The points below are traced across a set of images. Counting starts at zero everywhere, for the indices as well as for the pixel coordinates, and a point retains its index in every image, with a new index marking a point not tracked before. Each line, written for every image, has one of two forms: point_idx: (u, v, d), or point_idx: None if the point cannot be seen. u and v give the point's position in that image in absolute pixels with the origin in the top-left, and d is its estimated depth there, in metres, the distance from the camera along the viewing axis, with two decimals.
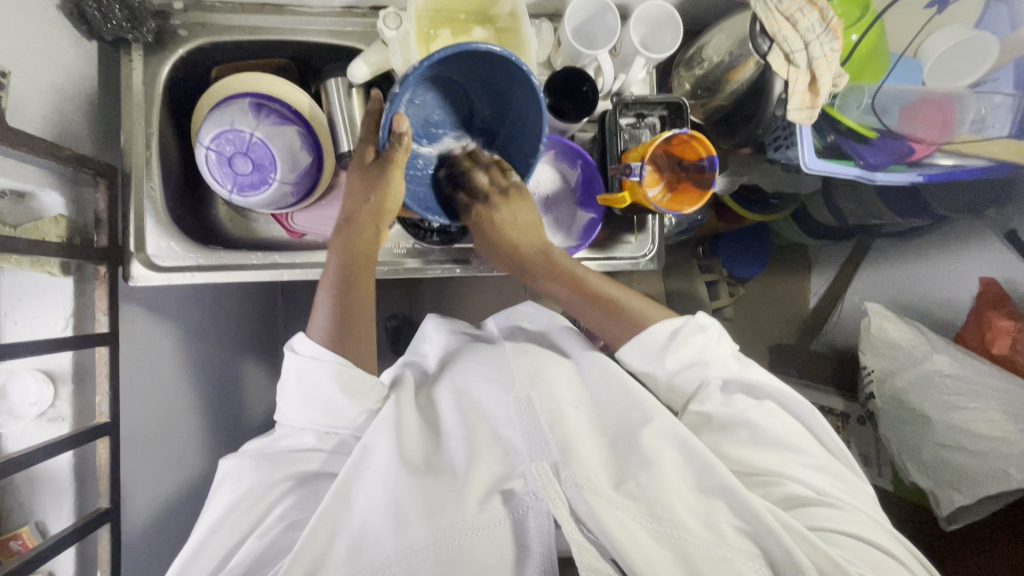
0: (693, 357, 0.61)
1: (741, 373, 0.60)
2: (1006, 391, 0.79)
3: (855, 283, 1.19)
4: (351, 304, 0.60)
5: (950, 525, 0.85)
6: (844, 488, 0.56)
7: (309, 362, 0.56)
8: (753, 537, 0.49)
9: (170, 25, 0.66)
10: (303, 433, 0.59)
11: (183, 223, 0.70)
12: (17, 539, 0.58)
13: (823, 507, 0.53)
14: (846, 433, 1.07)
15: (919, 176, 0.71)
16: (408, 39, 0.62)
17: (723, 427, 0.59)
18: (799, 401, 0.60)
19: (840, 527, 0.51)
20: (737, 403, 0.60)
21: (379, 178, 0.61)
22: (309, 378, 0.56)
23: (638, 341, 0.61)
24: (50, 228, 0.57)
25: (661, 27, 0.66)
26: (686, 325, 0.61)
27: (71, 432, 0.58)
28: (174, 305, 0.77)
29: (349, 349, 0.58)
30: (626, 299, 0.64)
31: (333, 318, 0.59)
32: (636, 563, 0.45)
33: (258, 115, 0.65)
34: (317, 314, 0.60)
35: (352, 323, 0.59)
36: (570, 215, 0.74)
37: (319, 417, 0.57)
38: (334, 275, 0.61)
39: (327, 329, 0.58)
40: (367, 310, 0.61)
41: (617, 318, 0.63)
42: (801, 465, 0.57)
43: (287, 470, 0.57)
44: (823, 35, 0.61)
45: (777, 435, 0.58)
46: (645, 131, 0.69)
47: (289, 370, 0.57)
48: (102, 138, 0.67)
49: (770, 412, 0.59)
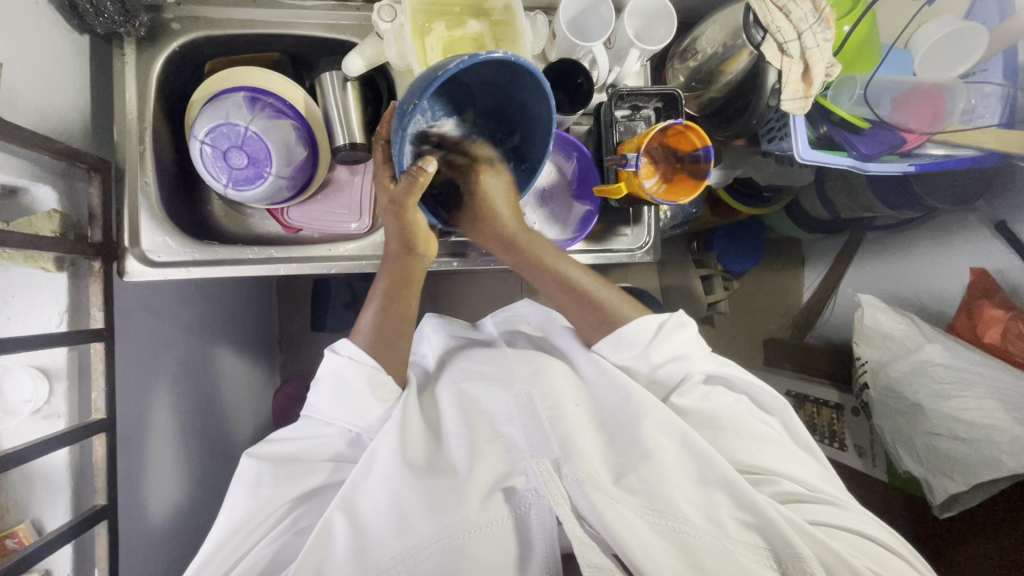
0: (675, 351, 0.63)
1: (721, 370, 0.62)
2: (997, 379, 0.80)
3: (848, 276, 1.21)
4: (398, 317, 0.62)
5: (944, 513, 0.86)
6: (826, 481, 0.58)
7: (348, 363, 0.57)
8: (759, 531, 0.49)
9: (162, 19, 0.66)
10: (324, 427, 0.59)
11: (178, 219, 0.69)
12: (12, 538, 0.57)
13: (814, 502, 0.55)
14: (840, 425, 1.08)
15: (910, 167, 0.71)
16: (403, 31, 0.62)
17: (709, 423, 0.59)
18: (775, 396, 0.61)
19: (835, 521, 0.53)
20: (715, 399, 0.61)
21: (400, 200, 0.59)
22: (345, 377, 0.57)
23: (621, 337, 0.62)
24: (44, 223, 0.56)
25: (655, 19, 0.67)
26: (669, 320, 0.63)
27: (67, 428, 0.57)
28: (169, 302, 0.77)
29: (387, 353, 0.60)
30: (602, 295, 0.65)
31: (375, 328, 0.60)
32: (641, 561, 0.45)
33: (253, 109, 0.65)
34: (362, 318, 0.62)
35: (393, 334, 0.61)
36: (566, 208, 0.74)
37: (348, 416, 0.57)
38: (383, 292, 0.63)
39: (367, 335, 0.60)
40: (410, 319, 0.63)
41: (598, 321, 0.65)
42: (787, 459, 0.57)
43: (290, 466, 0.57)
44: (816, 25, 0.63)
45: (764, 429, 0.59)
46: (640, 123, 0.70)
47: (326, 368, 0.58)
48: (94, 132, 0.66)
49: (747, 410, 0.61)
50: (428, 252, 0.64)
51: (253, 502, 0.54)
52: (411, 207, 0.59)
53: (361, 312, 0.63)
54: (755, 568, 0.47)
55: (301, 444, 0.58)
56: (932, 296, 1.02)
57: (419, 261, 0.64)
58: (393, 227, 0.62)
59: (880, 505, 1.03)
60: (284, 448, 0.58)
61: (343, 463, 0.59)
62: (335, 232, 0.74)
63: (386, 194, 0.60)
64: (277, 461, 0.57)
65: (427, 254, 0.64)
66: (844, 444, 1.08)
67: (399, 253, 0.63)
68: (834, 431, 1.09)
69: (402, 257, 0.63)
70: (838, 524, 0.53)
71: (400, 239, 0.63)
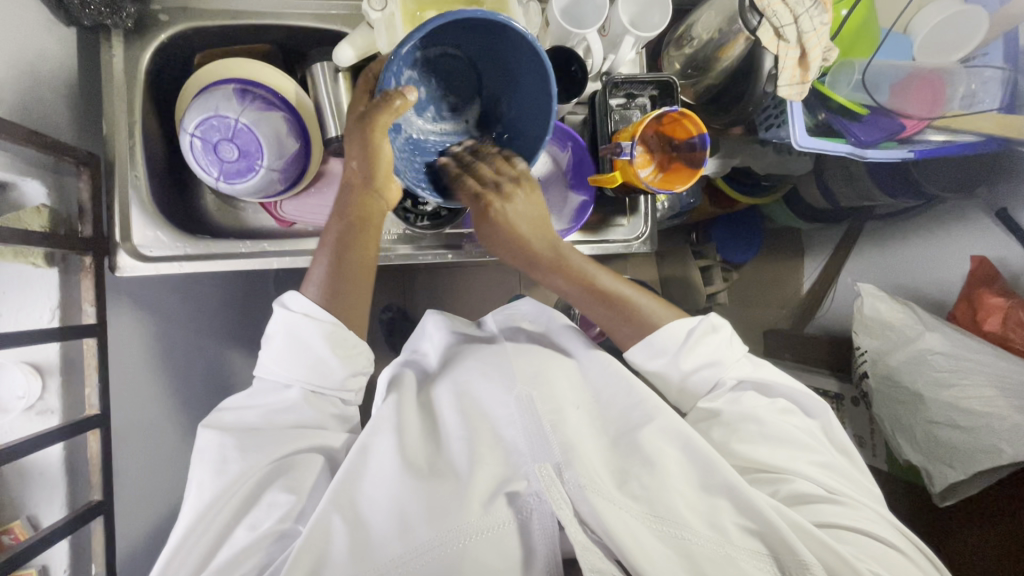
0: (706, 357, 0.61)
1: (756, 374, 0.61)
2: (994, 366, 0.80)
3: (848, 265, 1.20)
4: (350, 263, 0.59)
5: (944, 501, 0.85)
6: (850, 485, 0.57)
7: (301, 319, 0.56)
8: (760, 536, 0.49)
9: (149, 10, 0.65)
10: (285, 391, 0.57)
11: (170, 214, 0.69)
12: (7, 534, 0.57)
13: (830, 504, 0.54)
14: (840, 415, 1.08)
15: (910, 153, 0.69)
16: (393, 21, 0.61)
17: (735, 422, 0.59)
18: (811, 397, 0.61)
19: (847, 522, 0.52)
20: (745, 401, 0.60)
21: (361, 135, 0.56)
22: (300, 334, 0.56)
23: (650, 343, 0.61)
24: (32, 219, 0.56)
25: (650, 6, 0.65)
26: (701, 324, 0.61)
27: (61, 424, 0.57)
28: (162, 298, 0.76)
29: (342, 304, 0.59)
30: (636, 301, 0.64)
31: (328, 276, 0.59)
32: (638, 561, 0.45)
33: (243, 101, 0.64)
34: (314, 268, 0.60)
35: (348, 280, 0.59)
36: (561, 199, 0.73)
37: (306, 374, 0.57)
38: (335, 238, 0.60)
39: (320, 287, 0.59)
40: (367, 265, 0.61)
41: (635, 331, 0.63)
42: (807, 461, 0.57)
43: (257, 435, 0.55)
44: (812, 8, 0.62)
45: (792, 430, 0.59)
46: (635, 111, 0.69)
47: (277, 325, 0.57)
48: (82, 126, 0.65)
49: (782, 411, 0.60)
50: (388, 189, 0.61)
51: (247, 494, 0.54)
52: (383, 126, 0.56)
53: (313, 261, 0.61)
54: (756, 574, 0.47)
55: (262, 412, 0.57)
56: (933, 285, 1.01)
57: (375, 199, 0.60)
58: (356, 153, 0.57)
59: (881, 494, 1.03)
60: (248, 417, 0.57)
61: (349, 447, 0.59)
62: None
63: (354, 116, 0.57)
64: (241, 433, 0.55)
65: (386, 191, 0.60)
66: (843, 435, 1.08)
67: (354, 188, 0.60)
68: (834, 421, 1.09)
69: (359, 198, 0.60)
70: (846, 525, 0.52)
71: (358, 171, 0.59)
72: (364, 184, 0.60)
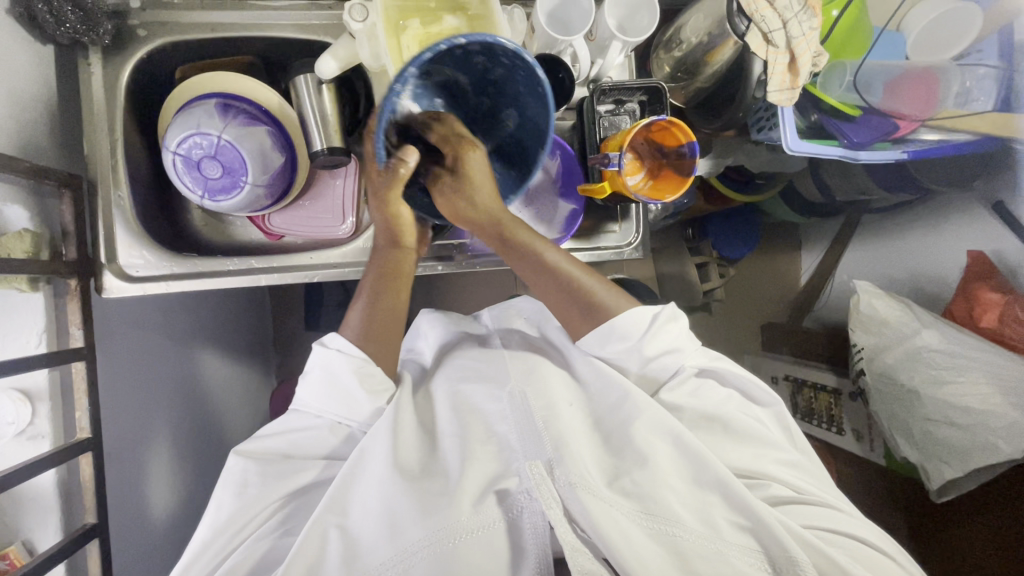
0: (668, 344, 0.59)
1: (713, 364, 0.60)
2: (993, 363, 0.80)
3: (844, 259, 1.19)
4: (385, 307, 0.60)
5: (941, 496, 0.86)
6: (817, 483, 0.58)
7: (335, 356, 0.56)
8: (753, 534, 0.49)
9: (128, 25, 0.64)
10: (314, 420, 0.58)
11: (158, 232, 0.68)
12: (2, 560, 0.56)
13: (811, 505, 0.54)
14: (838, 410, 1.08)
15: (904, 153, 0.68)
16: (376, 32, 0.59)
17: (705, 420, 0.59)
18: (765, 389, 0.61)
19: (828, 525, 0.53)
20: (707, 394, 0.60)
21: (383, 185, 0.60)
22: (333, 370, 0.56)
23: (613, 328, 0.57)
24: (15, 243, 0.55)
25: (638, 8, 0.64)
26: (662, 312, 0.58)
27: (52, 450, 0.57)
28: (152, 313, 0.76)
29: (377, 346, 0.58)
30: (593, 286, 0.59)
31: (362, 321, 0.59)
32: (629, 563, 0.45)
33: (226, 116, 0.63)
34: (351, 315, 0.61)
35: (382, 324, 0.59)
36: (551, 208, 0.72)
37: (336, 407, 0.57)
38: (368, 287, 0.61)
39: (356, 329, 0.59)
40: (399, 311, 0.61)
41: (587, 311, 0.59)
42: (778, 463, 0.57)
43: (272, 465, 0.56)
44: (801, 12, 0.61)
45: (752, 422, 0.59)
46: (624, 117, 0.67)
47: (315, 362, 0.57)
48: (63, 145, 0.64)
49: (739, 404, 0.61)
50: (416, 245, 0.64)
51: (237, 511, 0.53)
52: (394, 195, 0.60)
53: (349, 308, 0.61)
54: (748, 572, 0.47)
55: (290, 439, 0.58)
56: (929, 279, 1.00)
57: (406, 255, 0.63)
58: (378, 222, 0.62)
59: (876, 489, 1.04)
60: (267, 445, 0.57)
61: (334, 460, 0.58)
62: (321, 238, 0.73)
63: (371, 186, 0.62)
64: (252, 459, 0.56)
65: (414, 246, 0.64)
66: (841, 429, 1.08)
67: (385, 248, 0.63)
68: (832, 416, 1.09)
69: (391, 253, 0.63)
70: (829, 528, 0.52)
71: (385, 233, 0.63)
72: (393, 241, 0.63)
